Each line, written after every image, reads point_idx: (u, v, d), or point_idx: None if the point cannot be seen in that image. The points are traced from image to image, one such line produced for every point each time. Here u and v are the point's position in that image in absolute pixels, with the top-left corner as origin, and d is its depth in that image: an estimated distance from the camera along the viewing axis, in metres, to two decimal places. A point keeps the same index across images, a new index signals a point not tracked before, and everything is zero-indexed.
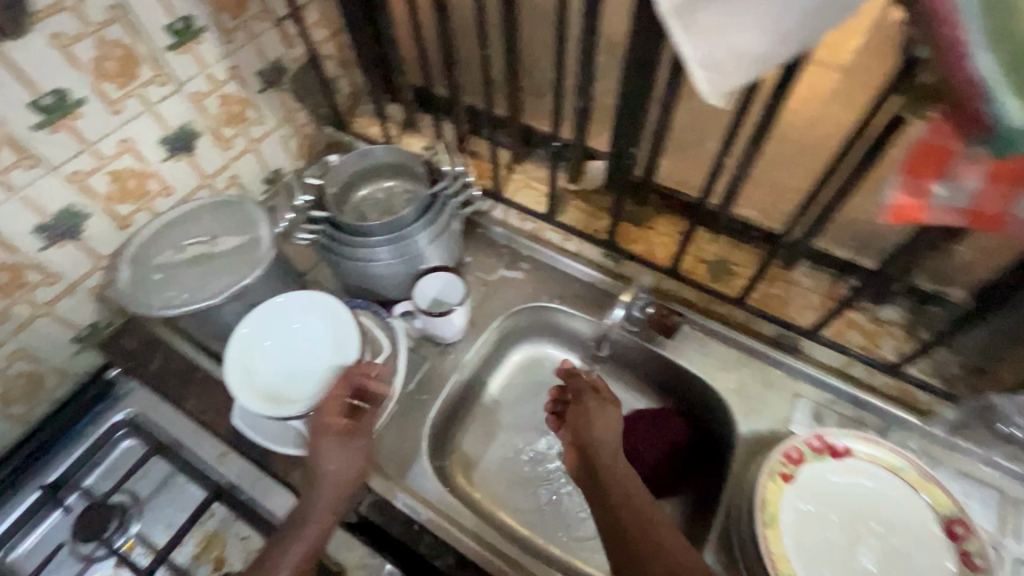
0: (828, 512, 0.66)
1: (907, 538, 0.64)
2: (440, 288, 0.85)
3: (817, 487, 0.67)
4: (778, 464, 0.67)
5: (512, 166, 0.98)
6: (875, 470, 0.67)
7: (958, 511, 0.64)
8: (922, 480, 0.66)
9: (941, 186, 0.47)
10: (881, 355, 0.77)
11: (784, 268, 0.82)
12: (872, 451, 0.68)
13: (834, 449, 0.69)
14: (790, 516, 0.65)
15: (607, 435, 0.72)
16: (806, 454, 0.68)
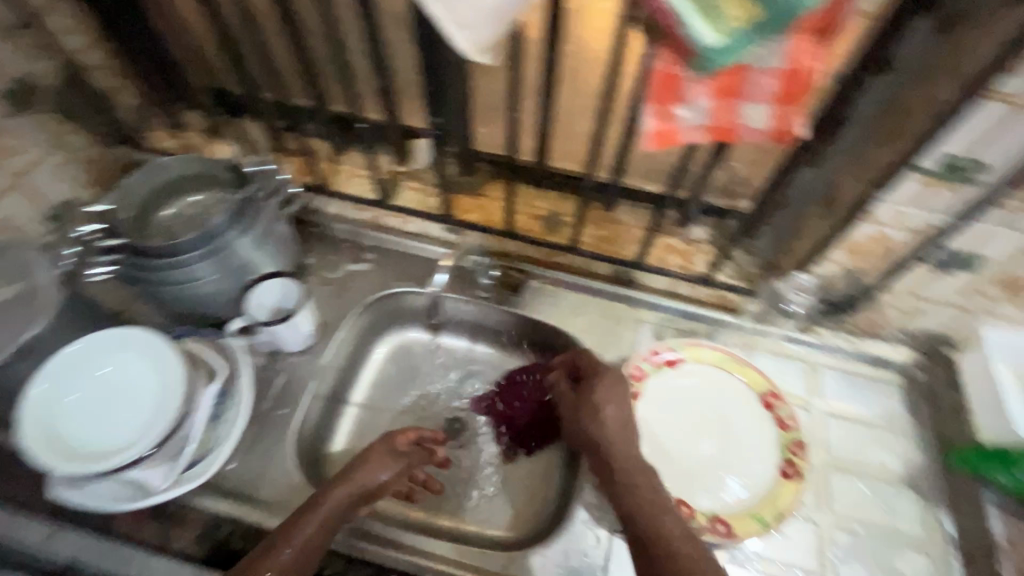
0: (673, 415, 0.74)
1: (738, 420, 0.74)
2: (278, 296, 0.81)
3: (659, 396, 0.75)
4: (623, 383, 0.74)
5: (337, 158, 0.94)
6: (705, 369, 0.77)
7: (771, 386, 0.74)
8: (741, 366, 0.76)
9: (682, 109, 0.53)
10: (696, 269, 0.87)
11: (607, 209, 0.88)
12: (699, 354, 0.77)
13: (668, 360, 0.77)
14: (640, 426, 0.73)
15: (617, 422, 0.67)
16: (646, 369, 0.76)
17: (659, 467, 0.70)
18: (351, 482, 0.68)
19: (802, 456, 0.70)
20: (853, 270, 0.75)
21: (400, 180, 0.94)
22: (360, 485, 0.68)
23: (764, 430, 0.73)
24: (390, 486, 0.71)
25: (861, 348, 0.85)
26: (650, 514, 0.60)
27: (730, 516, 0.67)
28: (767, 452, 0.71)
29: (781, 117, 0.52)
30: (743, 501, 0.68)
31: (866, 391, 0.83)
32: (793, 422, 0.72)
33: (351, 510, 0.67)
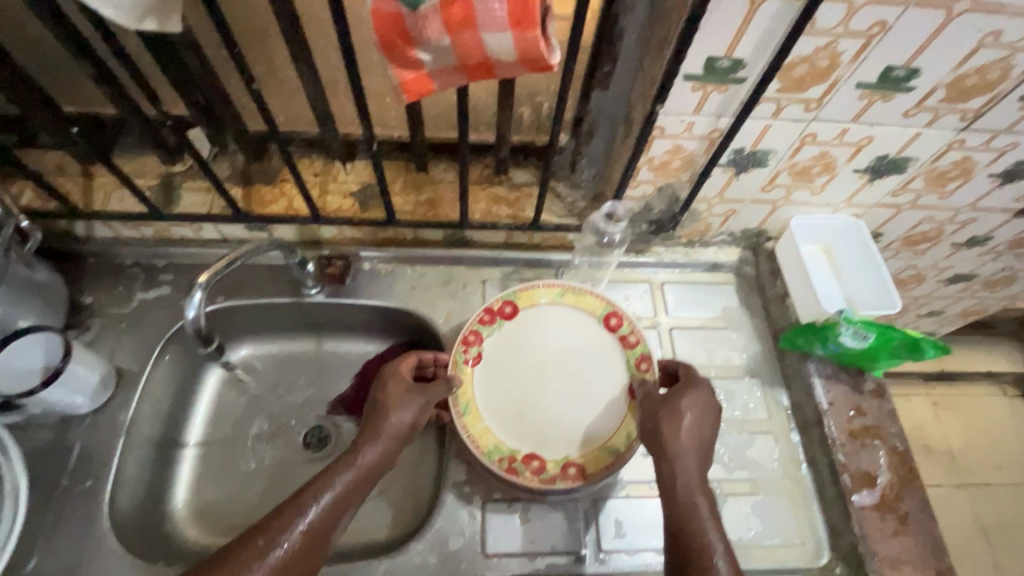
0: (518, 369, 0.75)
1: (581, 355, 0.76)
2: (42, 355, 0.66)
3: (499, 355, 0.75)
4: (460, 353, 0.74)
5: (91, 171, 0.78)
6: (543, 312, 0.78)
7: (609, 307, 0.77)
8: (577, 295, 0.78)
9: (419, 52, 0.46)
10: (527, 217, 0.82)
11: (421, 170, 0.81)
12: (533, 298, 0.78)
13: (503, 314, 0.77)
14: (484, 392, 0.73)
15: (692, 435, 0.64)
16: (483, 331, 0.76)
17: (507, 428, 0.71)
18: (380, 431, 0.64)
19: (648, 370, 0.73)
20: (665, 186, 0.75)
21: (175, 183, 0.78)
22: (395, 431, 0.65)
23: (608, 356, 0.75)
24: (419, 421, 0.67)
25: (697, 257, 0.88)
26: (697, 527, 0.58)
27: (581, 456, 0.70)
28: (612, 377, 0.74)
29: (525, 45, 0.46)
30: (593, 435, 0.71)
31: (706, 297, 0.87)
32: (636, 337, 0.75)
33: (383, 464, 0.64)
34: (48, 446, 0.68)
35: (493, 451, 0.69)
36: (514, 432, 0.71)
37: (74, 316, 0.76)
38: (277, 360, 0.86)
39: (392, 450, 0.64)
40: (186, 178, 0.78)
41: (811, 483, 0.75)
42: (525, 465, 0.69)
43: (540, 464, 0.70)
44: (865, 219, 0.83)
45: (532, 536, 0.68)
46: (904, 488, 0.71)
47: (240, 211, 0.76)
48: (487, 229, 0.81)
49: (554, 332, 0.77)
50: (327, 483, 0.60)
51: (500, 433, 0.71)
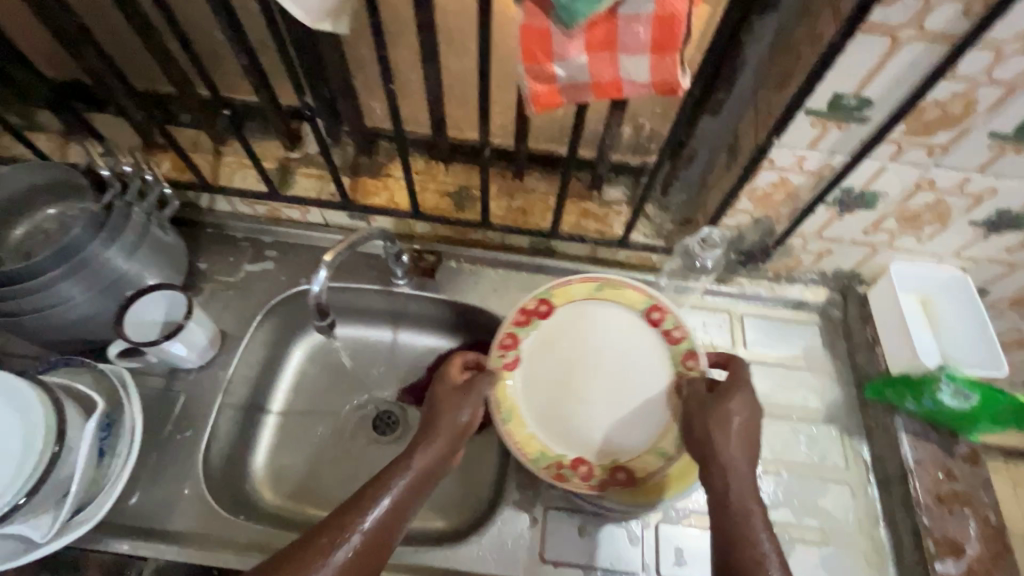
0: (553, 373, 0.76)
1: (620, 353, 0.76)
2: (164, 310, 0.73)
3: (537, 356, 0.76)
4: (497, 359, 0.75)
5: (219, 150, 0.85)
6: (580, 308, 0.77)
7: (650, 300, 0.76)
8: (615, 288, 0.77)
9: (558, 67, 0.49)
10: (613, 233, 0.83)
11: (516, 177, 0.84)
12: (568, 292, 0.77)
13: (539, 313, 0.77)
14: (524, 399, 0.74)
15: (742, 440, 0.62)
16: (518, 333, 0.76)
17: (550, 434, 0.73)
18: (440, 430, 0.66)
19: (694, 365, 0.72)
20: (761, 217, 0.74)
21: (291, 167, 0.84)
22: (451, 431, 0.66)
23: (645, 352, 0.75)
24: (472, 424, 0.69)
25: (782, 293, 0.86)
26: (749, 534, 0.56)
27: (631, 461, 0.71)
28: (654, 374, 0.74)
29: (661, 68, 0.48)
30: (641, 438, 0.72)
31: (786, 334, 0.85)
32: (679, 332, 0.74)
33: (442, 465, 0.65)
34: (155, 394, 0.74)
35: (539, 458, 0.71)
36: (561, 438, 0.73)
37: (189, 279, 0.83)
38: (357, 344, 0.90)
39: (449, 451, 0.66)
40: (302, 164, 0.84)
41: (889, 543, 0.71)
42: (574, 470, 0.71)
43: (587, 468, 0.71)
44: (972, 273, 0.79)
45: (592, 549, 0.68)
46: (994, 564, 0.67)
47: (349, 200, 0.82)
48: (574, 241, 0.83)
49: (591, 328, 0.77)
50: (391, 480, 0.61)
51: (545, 440, 0.72)
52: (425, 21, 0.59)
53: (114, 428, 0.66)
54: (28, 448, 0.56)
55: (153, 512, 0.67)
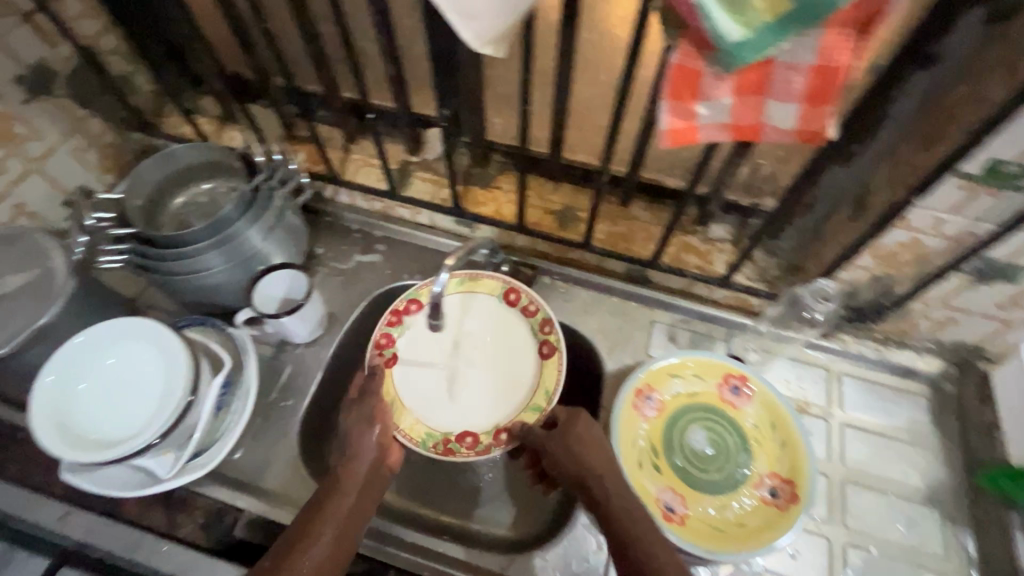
0: (433, 361, 0.81)
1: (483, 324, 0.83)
2: (285, 287, 0.80)
3: (415, 347, 0.81)
4: (373, 358, 0.78)
5: (349, 147, 0.92)
6: (442, 304, 0.83)
7: (506, 283, 0.82)
8: (474, 281, 0.83)
9: (702, 106, 0.50)
10: (714, 270, 0.83)
11: (622, 204, 0.85)
12: (431, 290, 0.82)
13: (405, 312, 0.81)
14: (406, 388, 0.79)
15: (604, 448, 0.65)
16: (393, 331, 0.81)
17: (434, 419, 0.77)
18: (361, 447, 0.67)
19: (550, 332, 0.79)
20: (882, 274, 0.71)
21: (410, 170, 0.90)
22: (373, 448, 0.67)
23: (512, 324, 0.82)
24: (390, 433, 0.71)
25: (888, 357, 0.81)
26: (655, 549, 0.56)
27: (510, 421, 0.77)
28: (521, 344, 0.81)
29: (810, 117, 0.48)
30: (518, 401, 0.78)
31: (888, 401, 0.80)
32: (532, 307, 0.80)
33: (378, 473, 0.66)
34: (265, 362, 0.81)
35: (426, 439, 0.76)
36: (443, 417, 0.78)
37: (307, 261, 0.91)
38: None
39: (374, 468, 0.66)
40: (421, 168, 0.90)
41: None
42: (460, 444, 0.76)
43: (474, 439, 0.77)
44: None
45: None
46: None
47: (460, 207, 0.87)
48: (673, 274, 0.83)
49: (459, 318, 0.83)
50: (329, 505, 0.61)
51: (432, 421, 0.77)
52: (565, 49, 0.62)
53: (233, 388, 0.72)
54: (168, 393, 0.63)
55: (251, 469, 0.73)
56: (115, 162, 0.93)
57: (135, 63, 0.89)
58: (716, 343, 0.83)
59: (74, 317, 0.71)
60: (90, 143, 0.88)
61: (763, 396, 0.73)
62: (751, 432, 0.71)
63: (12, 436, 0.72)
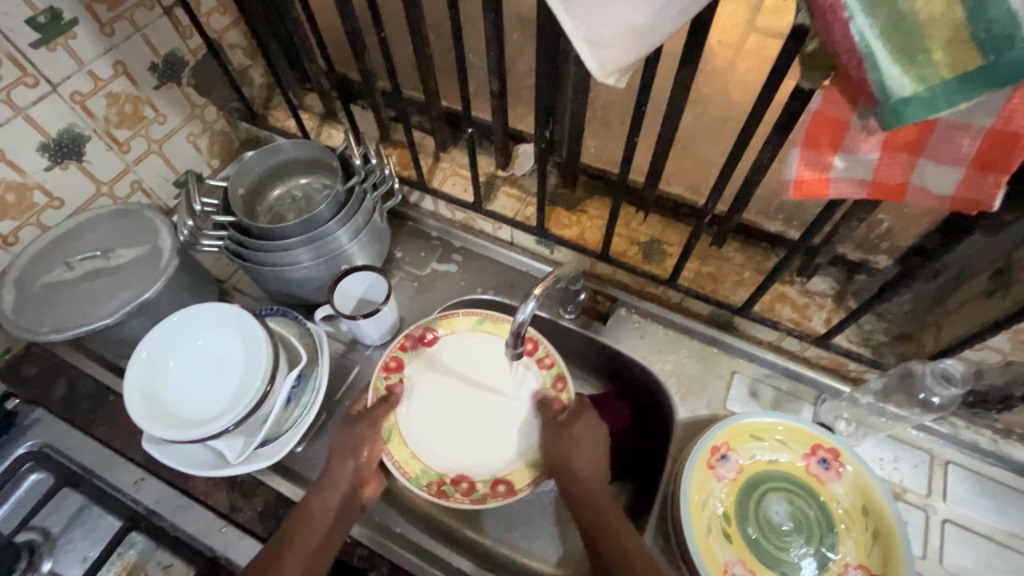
0: (439, 395, 0.80)
1: (495, 372, 0.81)
2: (364, 288, 0.82)
3: (423, 378, 0.80)
4: (380, 379, 0.77)
5: (439, 156, 0.91)
6: (458, 340, 0.81)
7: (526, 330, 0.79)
8: (495, 323, 0.81)
9: (840, 159, 0.45)
10: (812, 328, 0.75)
11: (715, 244, 0.79)
12: (451, 327, 0.82)
13: (422, 339, 0.81)
14: (407, 416, 0.77)
15: (586, 453, 0.69)
16: (403, 357, 0.79)
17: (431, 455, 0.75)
18: (335, 473, 0.67)
19: (563, 389, 0.77)
20: (1016, 360, 0.62)
21: (498, 184, 0.88)
22: (346, 481, 0.67)
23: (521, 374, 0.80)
24: (370, 466, 0.71)
25: (1007, 452, 0.71)
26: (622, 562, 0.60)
27: (509, 474, 0.74)
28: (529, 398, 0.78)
29: (973, 184, 0.42)
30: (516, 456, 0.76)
31: (1002, 502, 0.70)
32: (548, 359, 0.78)
33: (348, 511, 0.66)
34: (335, 359, 0.83)
35: (419, 477, 0.73)
36: (440, 458, 0.75)
37: (385, 263, 0.92)
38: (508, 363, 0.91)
39: (352, 494, 0.68)
40: (508, 183, 0.88)
41: None
42: (452, 487, 0.73)
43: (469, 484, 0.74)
44: None
45: None
46: None
47: (543, 228, 0.83)
48: (764, 325, 0.77)
49: (473, 356, 0.81)
50: (300, 535, 0.62)
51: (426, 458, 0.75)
52: (682, 80, 0.59)
53: (304, 382, 0.73)
54: (248, 381, 0.65)
55: (310, 464, 0.75)
56: (222, 147, 0.99)
57: (253, 57, 0.94)
58: (803, 407, 0.77)
59: (172, 295, 0.75)
60: (204, 129, 0.94)
61: (857, 477, 0.65)
62: (839, 515, 0.65)
63: (106, 397, 0.78)
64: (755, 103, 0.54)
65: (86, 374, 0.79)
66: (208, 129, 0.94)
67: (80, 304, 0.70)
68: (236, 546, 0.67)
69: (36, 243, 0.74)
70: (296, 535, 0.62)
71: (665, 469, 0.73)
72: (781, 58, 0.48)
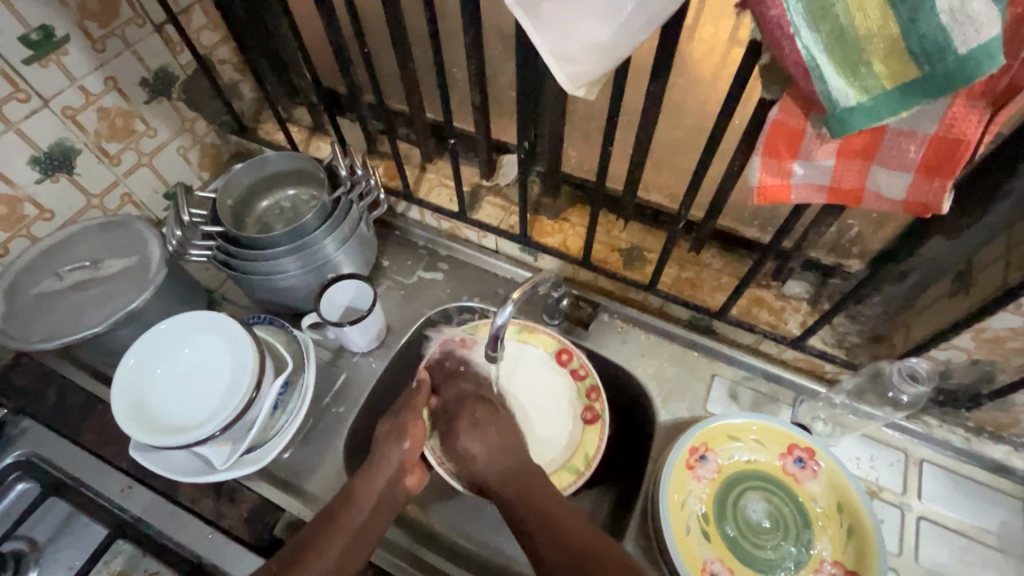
0: None
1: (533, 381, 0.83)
2: (352, 296, 0.83)
3: None
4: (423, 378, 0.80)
5: (425, 166, 0.93)
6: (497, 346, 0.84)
7: (560, 343, 0.83)
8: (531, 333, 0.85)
9: (799, 165, 0.47)
10: (788, 330, 0.77)
11: (693, 250, 0.82)
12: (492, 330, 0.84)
13: (465, 343, 0.84)
14: None
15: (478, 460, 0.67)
16: (444, 358, 0.83)
17: None
18: (378, 463, 0.68)
19: (596, 400, 0.80)
20: (981, 358, 0.64)
21: (482, 194, 0.90)
22: (389, 469, 0.68)
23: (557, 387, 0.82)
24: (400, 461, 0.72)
25: (978, 450, 0.73)
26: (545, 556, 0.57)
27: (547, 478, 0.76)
28: (563, 410, 0.81)
29: (922, 189, 0.44)
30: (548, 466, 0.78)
31: (974, 498, 0.72)
32: (582, 370, 0.81)
33: (391, 500, 0.67)
34: (323, 366, 0.84)
35: (461, 477, 0.76)
36: None
37: (373, 272, 0.93)
38: None
39: (396, 481, 0.68)
40: (492, 193, 0.90)
41: None
42: None
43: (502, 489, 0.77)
44: None
45: None
46: None
47: (526, 235, 0.85)
48: (742, 329, 0.78)
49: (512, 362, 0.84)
50: (339, 519, 0.63)
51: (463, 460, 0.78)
52: (653, 91, 0.61)
53: (291, 389, 0.74)
54: (234, 387, 0.66)
55: (297, 470, 0.76)
56: (212, 160, 1.01)
57: (243, 72, 0.96)
58: (781, 408, 0.78)
59: (161, 304, 0.76)
60: (194, 142, 0.95)
61: (832, 474, 0.67)
62: (815, 513, 0.66)
63: (94, 406, 0.78)
64: (722, 113, 0.56)
65: (74, 384, 0.80)
66: (198, 141, 0.96)
67: (69, 314, 0.71)
68: (222, 552, 0.67)
69: (26, 255, 0.75)
70: (334, 521, 0.63)
71: (647, 470, 0.75)
72: (743, 70, 0.51)
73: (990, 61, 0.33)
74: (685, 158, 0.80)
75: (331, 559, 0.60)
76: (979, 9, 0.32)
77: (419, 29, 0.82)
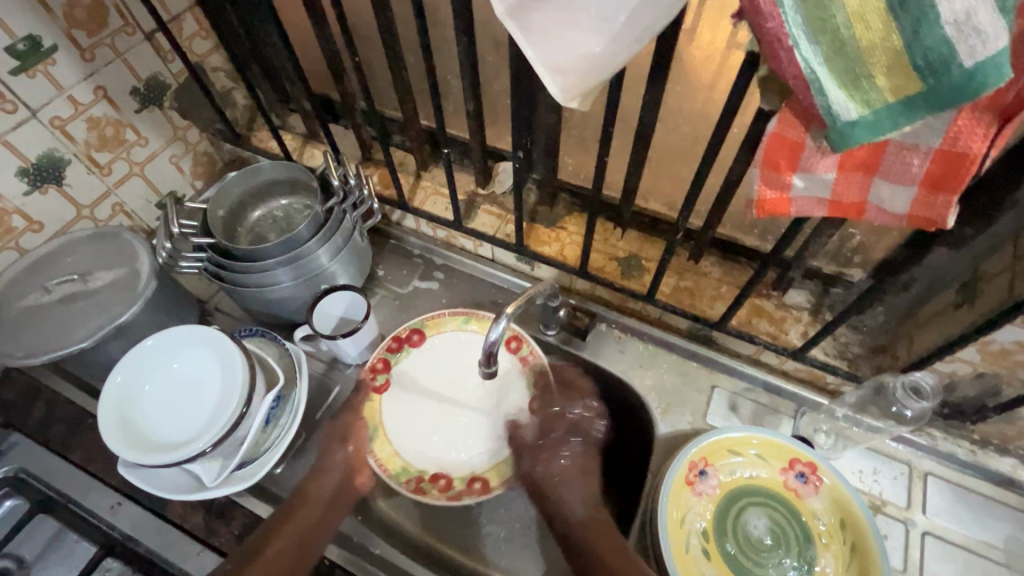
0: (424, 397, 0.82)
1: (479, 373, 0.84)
2: (345, 307, 0.82)
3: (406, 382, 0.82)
4: (366, 380, 0.80)
5: (420, 174, 0.92)
6: (445, 340, 0.84)
7: (514, 331, 0.84)
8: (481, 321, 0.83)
9: (799, 178, 0.45)
10: (788, 341, 0.76)
11: (692, 259, 0.80)
12: (442, 325, 0.84)
13: (410, 342, 0.83)
14: (390, 419, 0.80)
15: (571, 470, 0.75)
16: (389, 359, 0.82)
17: (412, 453, 0.79)
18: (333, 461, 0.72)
19: (549, 388, 0.81)
20: (987, 371, 0.63)
21: (477, 202, 0.89)
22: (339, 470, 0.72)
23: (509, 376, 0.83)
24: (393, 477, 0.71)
25: (984, 463, 0.71)
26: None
27: (485, 472, 0.78)
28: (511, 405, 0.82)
29: (927, 203, 0.43)
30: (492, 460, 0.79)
31: (980, 512, 0.70)
32: (531, 358, 0.81)
33: (343, 498, 0.71)
34: (316, 378, 0.83)
35: (400, 473, 0.77)
36: (419, 455, 0.79)
37: (367, 281, 0.92)
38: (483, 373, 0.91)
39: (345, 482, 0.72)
40: (487, 201, 0.89)
41: None
42: (432, 483, 0.77)
43: (447, 481, 0.77)
44: None
45: None
46: None
47: (522, 244, 0.84)
48: (741, 340, 0.77)
49: (458, 355, 0.84)
50: (294, 515, 0.66)
51: (405, 456, 0.78)
52: (649, 100, 0.60)
53: (283, 403, 0.73)
54: (223, 404, 0.65)
55: (290, 485, 0.75)
56: (205, 168, 1.00)
57: (236, 80, 0.96)
58: (782, 421, 0.77)
59: (151, 316, 0.75)
60: (187, 150, 0.94)
61: (834, 490, 0.65)
62: (818, 529, 0.65)
63: (84, 419, 0.77)
64: (720, 122, 0.55)
65: (64, 398, 0.79)
66: (190, 150, 0.95)
67: (56, 328, 0.70)
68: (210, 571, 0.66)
69: (14, 267, 0.74)
70: (287, 517, 0.66)
71: (646, 484, 0.73)
72: (742, 80, 0.49)
73: (998, 73, 0.32)
74: (683, 167, 0.78)
75: (276, 551, 0.63)
76: (986, 20, 0.31)
77: (413, 36, 0.81)
